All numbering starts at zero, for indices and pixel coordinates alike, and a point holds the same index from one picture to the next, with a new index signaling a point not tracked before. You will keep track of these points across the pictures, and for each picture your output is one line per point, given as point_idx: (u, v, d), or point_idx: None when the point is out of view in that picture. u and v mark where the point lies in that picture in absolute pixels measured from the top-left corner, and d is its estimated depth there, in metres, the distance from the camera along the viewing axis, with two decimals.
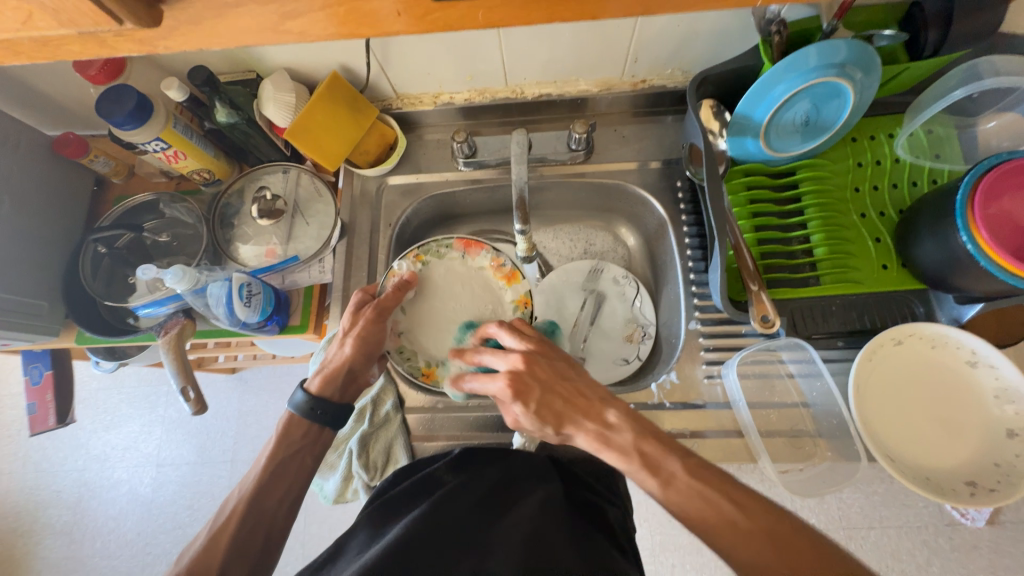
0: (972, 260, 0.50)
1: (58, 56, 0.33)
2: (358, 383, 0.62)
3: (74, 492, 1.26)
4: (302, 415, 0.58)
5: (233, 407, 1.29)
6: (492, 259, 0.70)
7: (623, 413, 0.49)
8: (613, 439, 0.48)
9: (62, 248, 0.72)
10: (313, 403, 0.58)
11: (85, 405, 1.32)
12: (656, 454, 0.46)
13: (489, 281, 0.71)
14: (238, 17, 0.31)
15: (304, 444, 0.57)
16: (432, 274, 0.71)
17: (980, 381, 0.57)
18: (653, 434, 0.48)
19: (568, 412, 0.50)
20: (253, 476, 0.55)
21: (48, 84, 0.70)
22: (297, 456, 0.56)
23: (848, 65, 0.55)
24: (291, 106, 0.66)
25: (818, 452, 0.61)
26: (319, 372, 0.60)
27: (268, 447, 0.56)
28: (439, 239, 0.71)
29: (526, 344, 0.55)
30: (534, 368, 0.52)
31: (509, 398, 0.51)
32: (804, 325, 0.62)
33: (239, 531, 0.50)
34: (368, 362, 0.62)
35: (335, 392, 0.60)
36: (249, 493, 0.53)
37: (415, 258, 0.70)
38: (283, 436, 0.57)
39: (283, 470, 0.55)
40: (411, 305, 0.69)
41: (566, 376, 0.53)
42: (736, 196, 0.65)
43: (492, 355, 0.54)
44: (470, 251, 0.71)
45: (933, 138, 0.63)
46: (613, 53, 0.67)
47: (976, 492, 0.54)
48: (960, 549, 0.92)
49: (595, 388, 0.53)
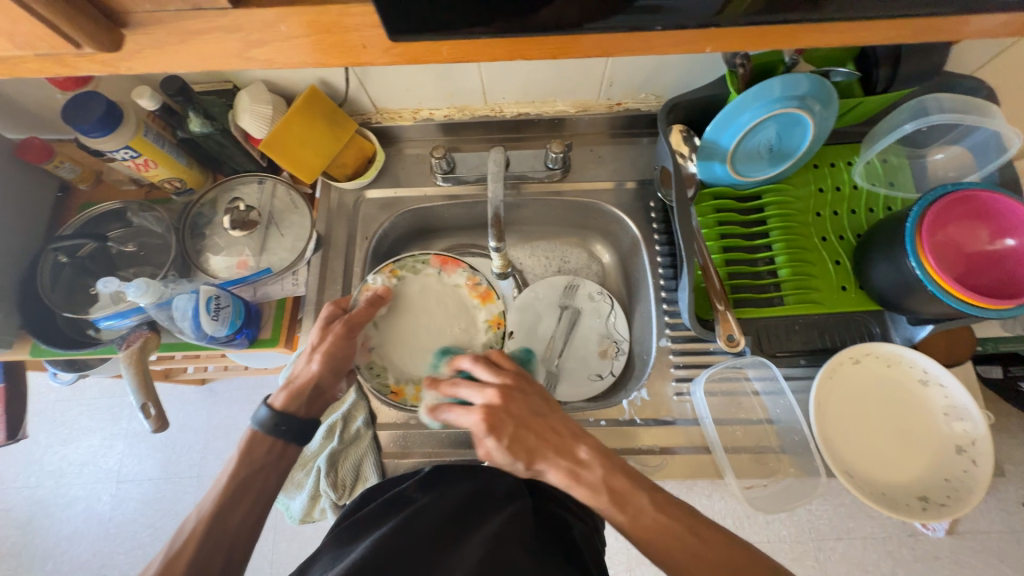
0: (921, 285, 0.53)
1: (13, 73, 0.33)
2: (325, 398, 0.62)
3: (26, 511, 1.19)
4: (266, 432, 0.56)
5: (202, 420, 1.24)
6: (467, 279, 0.71)
7: (593, 450, 0.49)
8: (583, 476, 0.48)
9: (21, 256, 0.70)
10: (278, 419, 0.56)
11: (41, 418, 1.25)
12: (624, 489, 0.47)
13: (463, 300, 0.71)
14: (204, 43, 0.32)
15: (267, 462, 0.55)
16: (407, 289, 0.71)
17: (932, 399, 0.60)
18: (620, 469, 0.48)
19: (542, 448, 0.50)
20: (211, 497, 0.52)
21: (12, 88, 0.68)
22: (260, 473, 0.54)
23: (808, 98, 0.58)
24: (268, 118, 0.66)
25: (781, 468, 0.63)
26: (285, 388, 0.59)
27: (230, 465, 0.54)
28: (416, 255, 0.71)
29: (502, 377, 0.54)
30: (509, 404, 0.51)
31: (483, 432, 0.50)
32: (767, 343, 0.64)
33: (198, 553, 0.48)
34: (336, 377, 0.62)
35: (301, 407, 0.59)
36: (207, 515, 0.51)
37: (391, 272, 0.71)
38: (245, 453, 0.55)
39: (245, 487, 0.53)
40: (383, 320, 0.69)
41: (540, 412, 0.52)
42: (705, 218, 0.68)
43: (467, 388, 0.53)
44: (446, 269, 0.72)
45: (887, 167, 0.67)
46: (588, 77, 0.69)
47: (928, 507, 0.56)
48: (922, 559, 0.96)
49: (567, 423, 0.52)
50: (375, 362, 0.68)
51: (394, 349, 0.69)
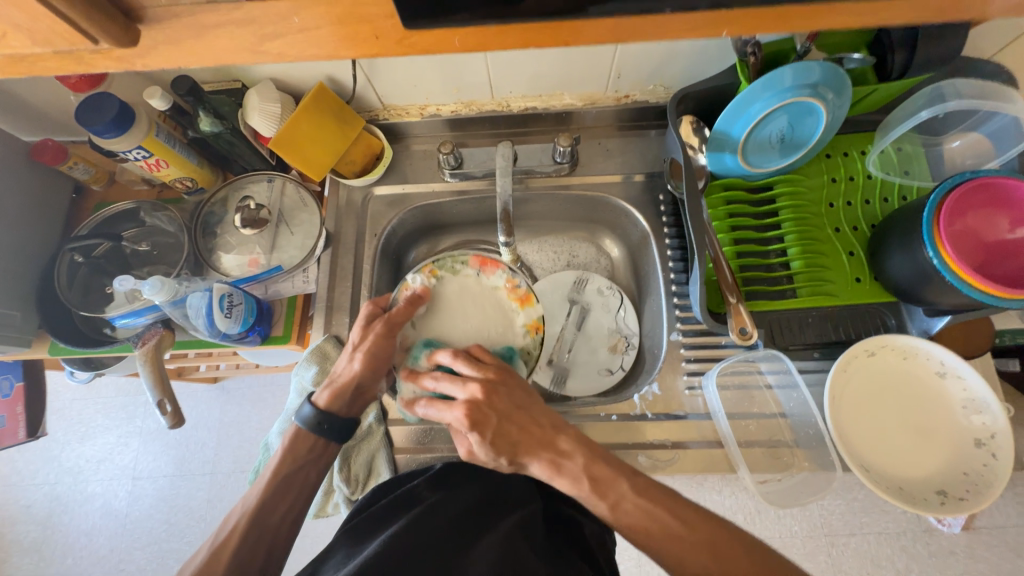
0: (939, 275, 0.52)
1: (31, 72, 0.33)
2: (366, 397, 0.61)
3: (45, 507, 1.22)
4: (309, 430, 0.57)
5: (214, 417, 1.26)
6: (507, 280, 0.66)
7: (574, 440, 0.50)
8: (565, 466, 0.49)
9: (38, 257, 0.71)
10: (320, 417, 0.57)
11: (58, 416, 1.28)
12: (607, 478, 0.48)
13: (503, 302, 0.65)
14: (218, 38, 0.32)
15: (309, 459, 0.57)
16: (445, 290, 0.66)
17: (950, 392, 0.59)
18: (603, 458, 0.49)
19: (523, 442, 0.50)
20: (256, 492, 0.54)
21: (28, 91, 0.69)
22: (302, 470, 0.56)
23: (821, 86, 0.57)
24: (276, 116, 0.66)
25: (795, 462, 0.62)
26: (327, 387, 0.59)
27: (273, 462, 0.55)
28: (454, 254, 0.66)
29: (485, 372, 0.53)
30: (490, 398, 0.51)
31: (465, 427, 0.50)
32: (781, 336, 0.63)
33: (242, 546, 0.50)
34: (376, 378, 0.60)
35: (342, 407, 0.59)
36: (252, 509, 0.52)
37: (431, 272, 0.66)
38: (288, 452, 0.56)
39: (288, 483, 0.55)
40: (421, 322, 0.63)
41: (523, 405, 0.52)
42: (716, 210, 0.67)
43: (448, 382, 0.52)
44: (489, 268, 0.66)
45: (902, 155, 0.66)
46: (596, 70, 0.69)
47: (946, 501, 0.55)
48: (938, 555, 0.94)
49: (547, 415, 0.52)
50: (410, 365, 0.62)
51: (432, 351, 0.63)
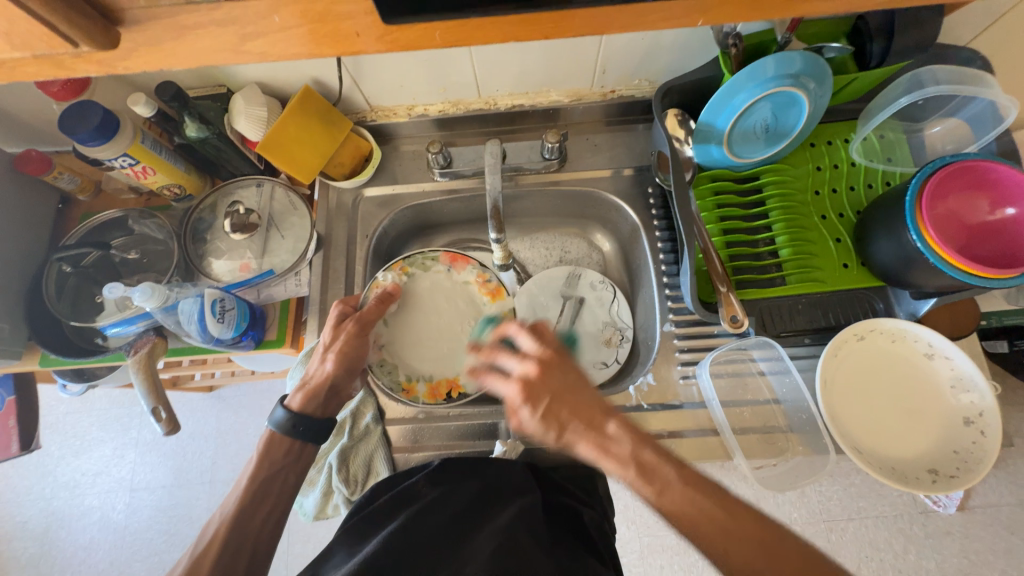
0: (922, 258, 0.53)
1: (12, 78, 0.33)
2: (340, 397, 0.62)
3: (41, 523, 1.20)
4: (284, 433, 0.57)
5: (211, 426, 1.25)
6: (477, 275, 0.71)
7: (621, 424, 0.49)
8: (613, 450, 0.48)
9: (26, 268, 0.70)
10: (295, 420, 0.57)
11: (52, 431, 1.26)
12: (653, 463, 0.47)
13: (473, 296, 0.71)
14: (198, 38, 0.32)
15: (286, 463, 0.56)
16: (417, 287, 0.71)
17: (938, 372, 0.60)
18: (651, 443, 0.48)
19: (574, 422, 0.51)
20: (234, 498, 0.53)
21: (10, 101, 0.69)
22: (280, 474, 0.55)
23: (802, 76, 0.58)
24: (263, 120, 0.66)
25: (790, 447, 0.63)
26: (300, 389, 0.60)
27: (250, 467, 0.55)
28: (425, 251, 0.72)
29: (543, 350, 0.55)
30: (546, 377, 0.52)
31: (518, 402, 0.52)
32: (772, 323, 0.64)
33: (222, 555, 0.49)
34: (350, 376, 0.61)
35: (317, 408, 0.60)
36: (230, 517, 0.52)
37: (401, 269, 0.71)
38: (263, 456, 0.56)
39: (266, 489, 0.54)
40: (394, 318, 0.69)
41: (577, 387, 0.52)
42: (704, 201, 0.68)
43: (507, 355, 0.55)
44: (457, 264, 0.72)
45: (884, 142, 0.67)
46: (581, 65, 0.69)
47: (938, 479, 0.56)
48: (934, 535, 0.96)
49: (599, 401, 0.52)
50: (386, 359, 0.68)
51: (406, 344, 0.69)
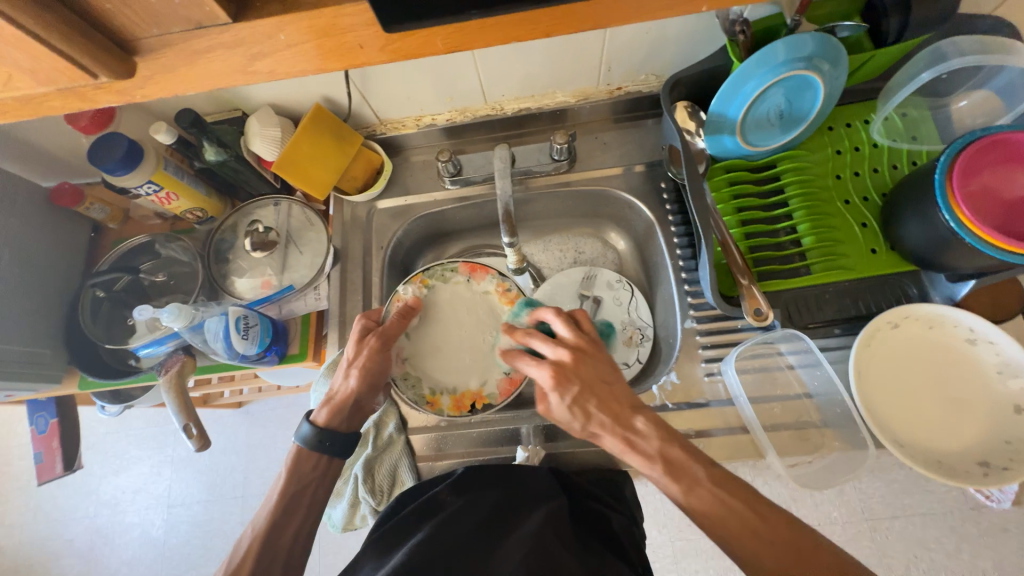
0: (956, 237, 0.51)
1: (41, 112, 0.35)
2: (365, 412, 0.62)
3: (86, 540, 1.25)
4: (311, 449, 0.58)
5: (241, 441, 1.28)
6: (497, 285, 0.70)
7: (649, 421, 0.50)
8: (639, 445, 0.50)
9: (63, 295, 0.73)
10: (322, 435, 0.58)
11: (93, 451, 1.32)
12: (680, 461, 0.48)
13: (495, 306, 0.70)
14: (209, 62, 0.33)
15: (314, 477, 0.57)
16: (437, 298, 0.70)
17: (981, 358, 0.56)
18: (678, 441, 0.49)
19: (600, 414, 0.52)
20: (264, 513, 0.55)
21: (43, 137, 0.72)
22: (309, 488, 0.56)
23: (815, 58, 0.55)
24: (278, 140, 0.68)
25: (825, 443, 0.61)
26: (326, 404, 0.60)
27: (278, 483, 0.56)
28: (443, 263, 0.71)
29: (577, 339, 0.56)
30: (579, 366, 0.53)
31: (549, 387, 0.53)
32: (799, 315, 0.62)
33: (258, 564, 0.51)
34: (374, 392, 0.61)
35: (342, 423, 0.60)
36: (262, 529, 0.53)
37: (421, 282, 0.70)
38: (292, 471, 0.56)
39: (295, 502, 0.55)
40: (416, 332, 0.68)
41: (608, 380, 0.53)
42: (719, 192, 0.66)
43: (541, 341, 0.56)
44: (477, 274, 0.71)
45: (908, 121, 0.65)
46: (586, 65, 0.69)
47: (990, 472, 0.52)
48: (989, 533, 0.90)
49: (630, 396, 0.53)
50: (409, 372, 0.66)
51: (429, 357, 0.68)
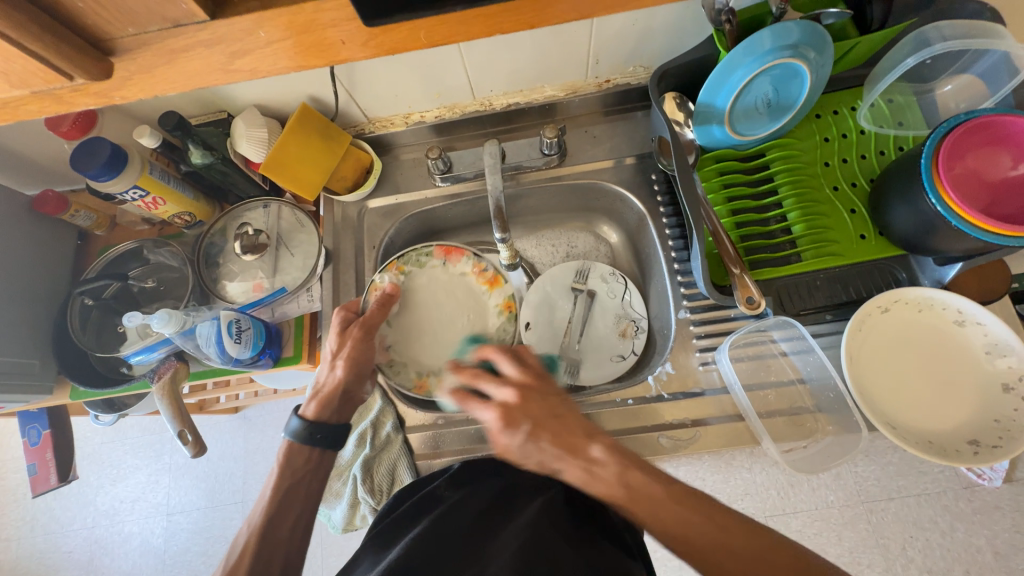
0: (944, 222, 0.51)
1: (18, 117, 0.35)
2: (354, 402, 0.62)
3: (85, 551, 1.24)
4: (302, 442, 0.57)
5: (239, 446, 1.28)
6: (473, 266, 0.73)
7: (606, 447, 0.46)
8: (599, 474, 0.45)
9: (51, 304, 0.72)
10: (311, 427, 0.58)
11: (89, 461, 1.30)
12: (642, 485, 0.44)
13: (472, 286, 0.73)
14: (187, 61, 0.32)
15: (307, 471, 0.57)
16: (415, 285, 0.73)
17: (970, 340, 0.57)
18: (637, 464, 0.45)
19: (555, 449, 0.47)
20: (259, 511, 0.54)
21: (24, 144, 0.71)
22: (302, 482, 0.56)
23: (801, 46, 0.55)
24: (264, 141, 0.67)
25: (819, 427, 0.61)
26: (313, 398, 0.60)
27: (272, 479, 0.55)
28: (418, 248, 0.73)
29: (523, 374, 0.52)
30: (525, 403, 0.50)
31: (499, 428, 0.49)
32: (790, 302, 0.63)
33: (255, 560, 0.50)
34: (361, 380, 0.62)
35: (332, 414, 0.60)
36: (258, 526, 0.52)
37: (397, 269, 0.72)
38: (285, 465, 0.56)
39: (291, 495, 0.55)
40: (397, 319, 0.70)
41: (559, 412, 0.49)
42: (710, 183, 0.67)
43: (486, 380, 0.53)
44: (453, 257, 0.74)
45: (894, 107, 0.65)
46: (574, 57, 0.69)
47: (980, 450, 0.53)
48: (982, 511, 0.92)
49: (583, 422, 0.49)
50: (393, 358, 0.69)
51: (410, 340, 0.70)
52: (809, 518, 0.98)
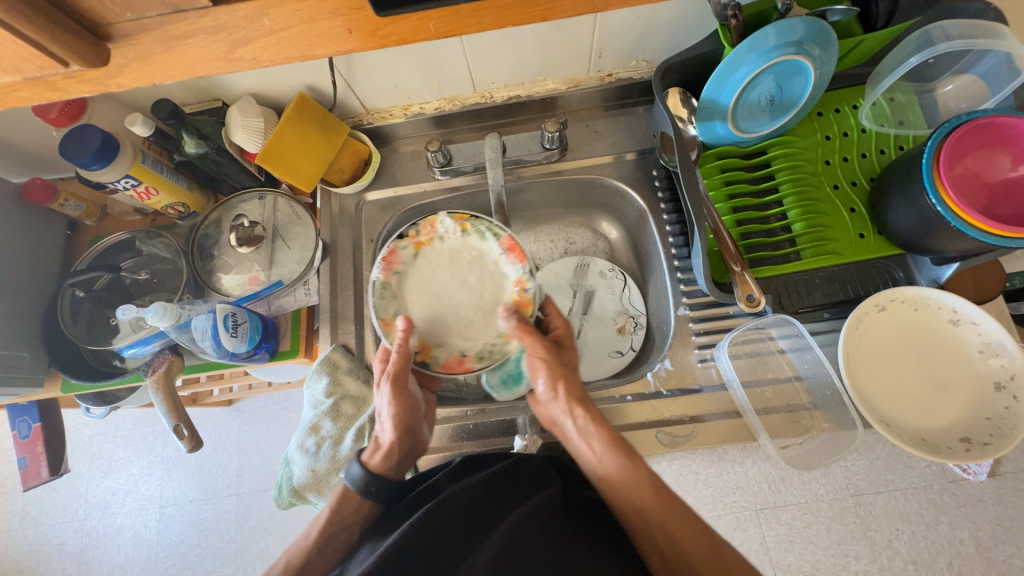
0: (944, 222, 0.51)
1: (8, 103, 0.33)
2: (411, 455, 0.60)
3: (77, 543, 1.23)
4: (357, 492, 0.54)
5: (232, 439, 1.27)
6: (518, 280, 0.62)
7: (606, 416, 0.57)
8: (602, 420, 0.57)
9: (39, 295, 0.71)
10: (369, 480, 0.54)
11: (80, 454, 1.29)
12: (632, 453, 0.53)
13: (502, 293, 0.63)
14: (187, 48, 0.31)
15: (355, 518, 0.54)
16: (457, 246, 0.64)
17: (964, 338, 0.58)
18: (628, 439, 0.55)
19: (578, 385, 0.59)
20: (301, 548, 0.52)
21: (11, 130, 0.69)
22: (346, 530, 0.53)
23: (806, 43, 0.55)
24: (260, 130, 0.66)
25: (815, 424, 0.63)
26: (375, 449, 0.57)
27: (320, 519, 0.53)
28: (496, 222, 0.63)
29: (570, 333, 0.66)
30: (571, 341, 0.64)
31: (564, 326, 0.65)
32: (789, 300, 0.63)
33: None
34: (412, 430, 0.59)
35: (392, 468, 0.57)
36: (295, 567, 0.50)
37: (461, 219, 0.64)
38: (336, 510, 0.54)
39: (330, 541, 0.52)
40: (421, 260, 0.64)
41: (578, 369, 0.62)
42: (711, 179, 0.67)
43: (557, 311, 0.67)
44: (510, 256, 0.63)
45: (895, 106, 0.65)
46: (577, 50, 0.68)
47: (971, 448, 0.54)
48: (965, 504, 0.94)
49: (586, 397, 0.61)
50: (391, 283, 0.62)
51: (416, 279, 0.63)
52: (798, 512, 0.99)
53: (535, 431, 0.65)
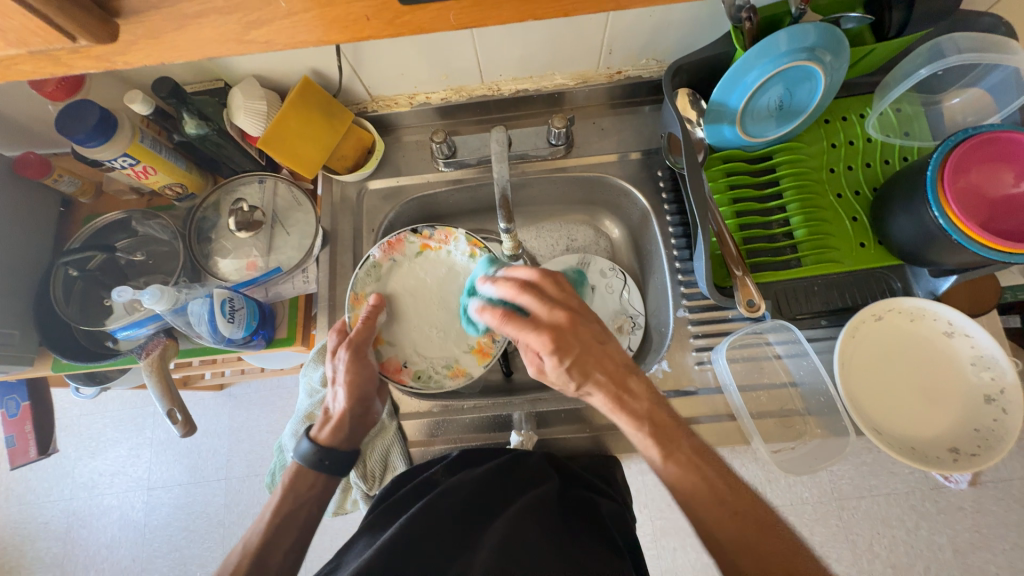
0: (945, 235, 0.52)
1: (9, 76, 0.32)
2: (367, 425, 0.60)
3: (63, 522, 1.22)
4: (310, 466, 0.56)
5: (223, 424, 1.26)
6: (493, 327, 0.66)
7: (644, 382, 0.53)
8: (627, 403, 0.52)
9: (31, 273, 0.69)
10: (321, 454, 0.56)
11: (67, 433, 1.28)
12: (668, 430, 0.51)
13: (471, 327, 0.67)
14: (199, 27, 0.31)
15: (311, 496, 0.56)
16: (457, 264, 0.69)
17: (958, 351, 0.59)
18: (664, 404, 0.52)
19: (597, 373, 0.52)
20: (257, 530, 0.53)
21: (5, 102, 0.67)
22: (303, 508, 0.55)
23: (818, 49, 0.55)
24: (263, 114, 0.65)
25: (808, 430, 0.63)
26: (326, 423, 0.59)
27: (274, 500, 0.55)
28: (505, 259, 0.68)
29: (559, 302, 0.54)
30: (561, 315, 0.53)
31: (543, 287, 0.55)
32: (787, 306, 0.63)
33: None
34: (366, 400, 0.59)
35: (342, 440, 0.58)
36: (253, 549, 0.52)
37: (473, 245, 0.67)
38: (290, 487, 0.56)
39: (288, 521, 0.54)
40: (415, 261, 0.68)
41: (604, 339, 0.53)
42: (716, 183, 0.67)
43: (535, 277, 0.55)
44: None
45: (902, 116, 0.65)
46: (587, 46, 0.67)
47: (959, 458, 0.55)
48: (946, 511, 0.96)
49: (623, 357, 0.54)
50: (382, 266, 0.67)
51: (405, 274, 0.68)
52: (784, 514, 1.00)
53: (531, 427, 0.65)
